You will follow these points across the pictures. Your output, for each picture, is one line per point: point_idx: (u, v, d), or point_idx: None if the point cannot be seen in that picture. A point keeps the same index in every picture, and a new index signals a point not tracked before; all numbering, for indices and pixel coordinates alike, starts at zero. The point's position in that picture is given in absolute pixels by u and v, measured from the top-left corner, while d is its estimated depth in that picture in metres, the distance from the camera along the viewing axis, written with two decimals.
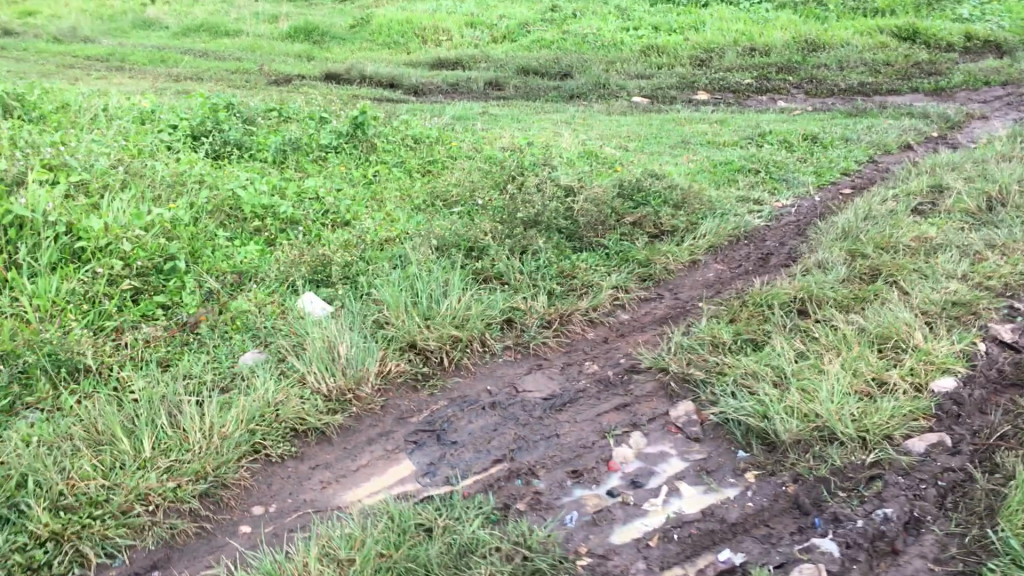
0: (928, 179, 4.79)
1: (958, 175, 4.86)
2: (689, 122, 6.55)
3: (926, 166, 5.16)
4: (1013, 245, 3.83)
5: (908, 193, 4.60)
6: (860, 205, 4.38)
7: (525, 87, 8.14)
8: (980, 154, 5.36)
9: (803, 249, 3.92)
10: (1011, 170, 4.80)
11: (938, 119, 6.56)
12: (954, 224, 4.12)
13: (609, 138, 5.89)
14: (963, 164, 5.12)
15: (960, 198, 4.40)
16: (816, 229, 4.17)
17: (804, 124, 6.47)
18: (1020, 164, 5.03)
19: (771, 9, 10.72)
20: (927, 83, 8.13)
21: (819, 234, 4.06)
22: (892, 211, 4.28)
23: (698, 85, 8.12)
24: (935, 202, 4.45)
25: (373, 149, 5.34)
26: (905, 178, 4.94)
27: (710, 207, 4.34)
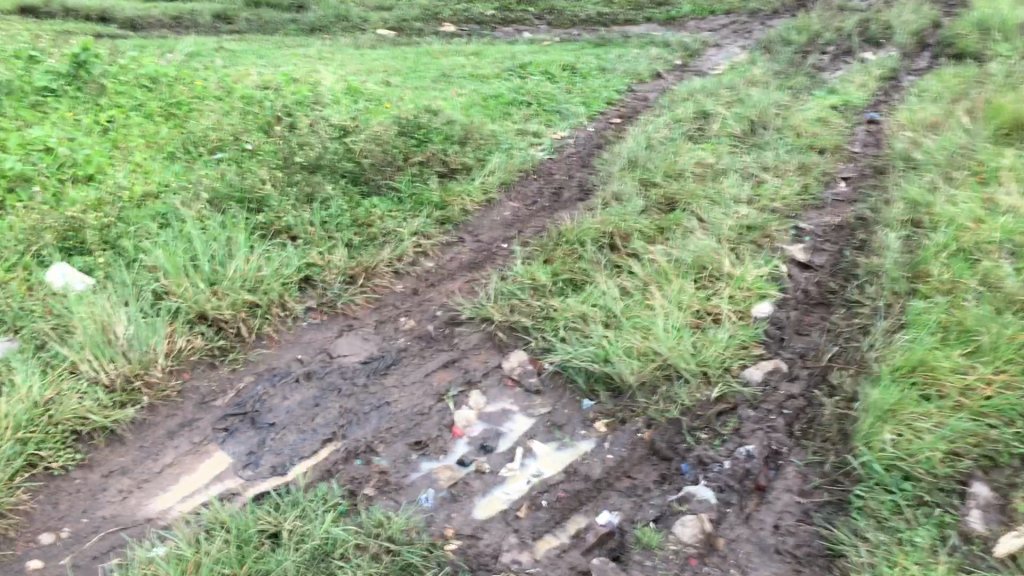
0: (692, 106, 4.88)
1: (716, 101, 4.99)
2: (445, 54, 6.27)
3: (684, 95, 5.26)
4: (786, 167, 3.97)
5: (677, 120, 4.66)
6: (637, 134, 4.39)
7: (258, 19, 7.44)
8: (729, 81, 5.55)
9: (594, 181, 3.87)
10: (763, 96, 4.99)
11: (680, 48, 6.75)
12: (727, 147, 4.17)
13: (365, 73, 5.51)
14: (717, 91, 5.27)
15: (726, 123, 4.50)
16: (601, 160, 4.12)
17: (559, 53, 6.39)
18: (767, 89, 5.25)
19: None
20: (661, 11, 8.22)
21: (605, 165, 4.01)
22: (668, 139, 4.31)
23: (442, 17, 7.75)
24: (704, 127, 4.52)
25: (103, 91, 4.63)
26: (669, 107, 5.01)
27: (493, 141, 4.17)
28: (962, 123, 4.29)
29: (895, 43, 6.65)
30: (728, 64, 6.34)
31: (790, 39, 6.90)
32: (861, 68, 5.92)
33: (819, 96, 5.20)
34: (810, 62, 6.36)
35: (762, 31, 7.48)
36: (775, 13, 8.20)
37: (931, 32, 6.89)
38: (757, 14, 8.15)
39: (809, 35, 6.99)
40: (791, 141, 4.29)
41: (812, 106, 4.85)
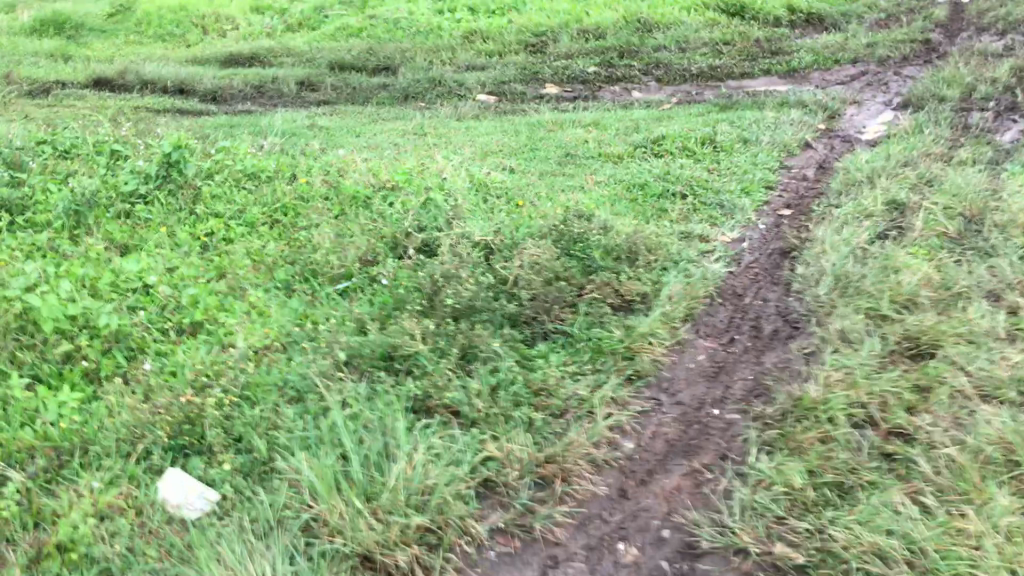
0: (876, 191, 4.08)
1: (902, 182, 4.18)
2: (561, 126, 5.54)
3: (857, 173, 4.46)
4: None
5: (867, 215, 3.84)
6: (829, 234, 3.63)
7: (343, 85, 6.74)
8: (900, 153, 4.74)
9: (797, 307, 3.15)
10: (958, 175, 4.16)
11: (819, 109, 5.94)
12: (944, 259, 3.33)
13: (480, 159, 4.82)
14: (894, 167, 4.45)
15: (934, 214, 3.70)
16: (795, 276, 3.38)
17: (688, 121, 5.62)
18: (953, 166, 4.44)
19: None
20: (779, 61, 7.38)
21: (806, 284, 3.27)
22: (870, 242, 3.54)
23: (543, 76, 6.97)
24: (903, 224, 3.71)
25: (199, 196, 3.98)
26: (845, 193, 4.23)
27: (666, 256, 3.45)
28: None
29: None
30: (881, 133, 5.51)
31: (942, 93, 6.04)
32: None
33: (1019, 173, 4.36)
34: (976, 122, 5.46)
35: (900, 86, 6.66)
36: (907, 61, 7.33)
37: None
38: (887, 61, 7.28)
39: (963, 87, 6.11)
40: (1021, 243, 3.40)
41: None
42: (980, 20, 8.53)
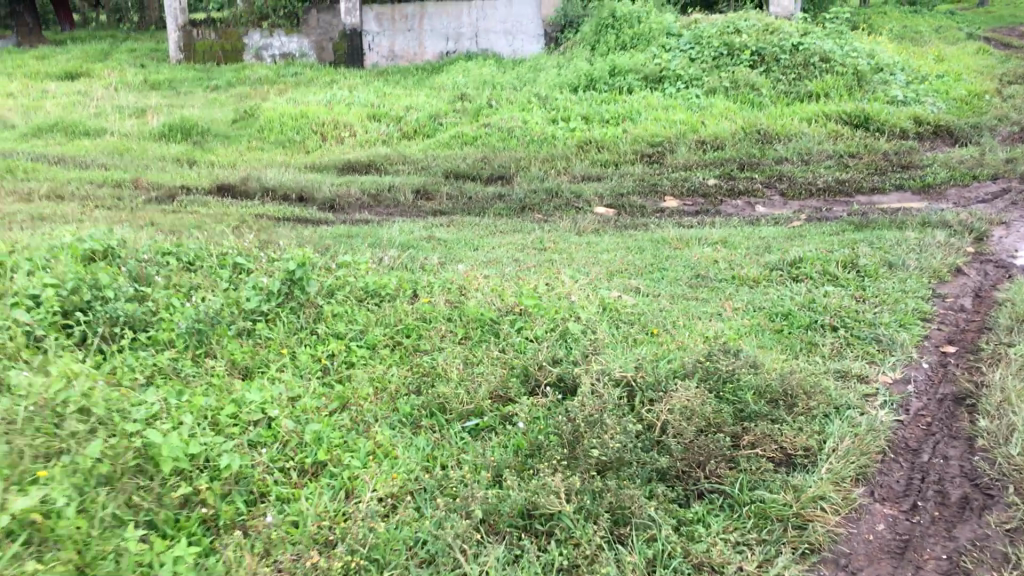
0: None
1: None
2: (686, 244, 5.19)
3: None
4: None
5: None
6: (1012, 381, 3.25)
7: (459, 194, 6.64)
8: None
9: (988, 470, 2.77)
10: None
11: (963, 230, 5.52)
12: None
13: (602, 280, 4.46)
14: None
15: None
16: (978, 429, 3.00)
17: (824, 240, 5.28)
18: None
19: (703, 93, 9.30)
20: (912, 176, 6.96)
21: (995, 442, 2.88)
22: None
23: (661, 189, 6.67)
24: None
25: (321, 314, 3.85)
26: (1016, 331, 3.82)
27: (830, 399, 3.08)
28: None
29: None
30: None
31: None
32: None
33: None
34: None
35: None
36: None
37: None
38: None
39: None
40: None
41: None
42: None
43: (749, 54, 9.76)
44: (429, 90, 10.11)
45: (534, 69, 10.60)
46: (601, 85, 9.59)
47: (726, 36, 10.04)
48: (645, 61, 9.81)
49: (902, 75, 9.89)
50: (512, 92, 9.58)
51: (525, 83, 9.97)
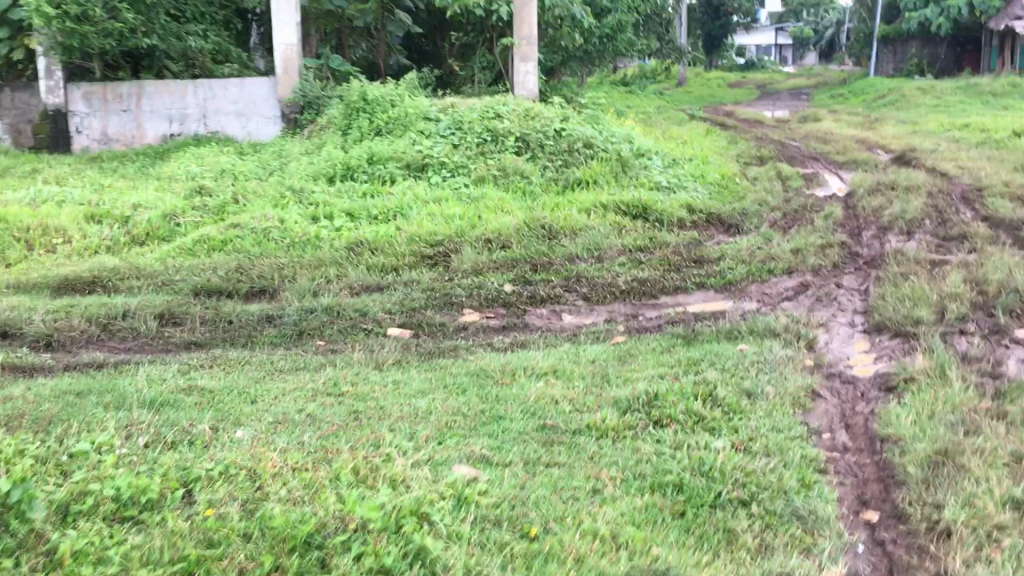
0: (979, 501, 3.11)
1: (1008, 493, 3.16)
2: (513, 378, 4.36)
3: (926, 462, 3.39)
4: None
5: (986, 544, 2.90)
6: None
7: (215, 317, 5.43)
8: (943, 423, 3.72)
9: None
10: None
11: (790, 337, 4.96)
12: None
13: (437, 449, 3.50)
14: (966, 453, 3.45)
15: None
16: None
17: (659, 361, 4.60)
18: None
19: (471, 182, 8.58)
20: (710, 272, 6.43)
21: None
22: None
23: (457, 300, 5.82)
24: None
25: (53, 558, 2.54)
26: (936, 488, 3.21)
27: None
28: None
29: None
30: (883, 374, 4.43)
31: (914, 314, 5.13)
32: None
33: None
34: (989, 357, 4.54)
35: (853, 301, 5.73)
36: (840, 269, 6.50)
37: None
38: (822, 271, 6.43)
39: (932, 306, 5.26)
40: None
41: None
42: (878, 219, 7.84)
43: (514, 140, 9.30)
44: (157, 181, 8.71)
45: (279, 157, 9.50)
46: (360, 175, 8.61)
47: (487, 122, 9.52)
48: (405, 149, 8.98)
49: (661, 162, 9.74)
50: (259, 184, 8.41)
51: (272, 174, 8.85)
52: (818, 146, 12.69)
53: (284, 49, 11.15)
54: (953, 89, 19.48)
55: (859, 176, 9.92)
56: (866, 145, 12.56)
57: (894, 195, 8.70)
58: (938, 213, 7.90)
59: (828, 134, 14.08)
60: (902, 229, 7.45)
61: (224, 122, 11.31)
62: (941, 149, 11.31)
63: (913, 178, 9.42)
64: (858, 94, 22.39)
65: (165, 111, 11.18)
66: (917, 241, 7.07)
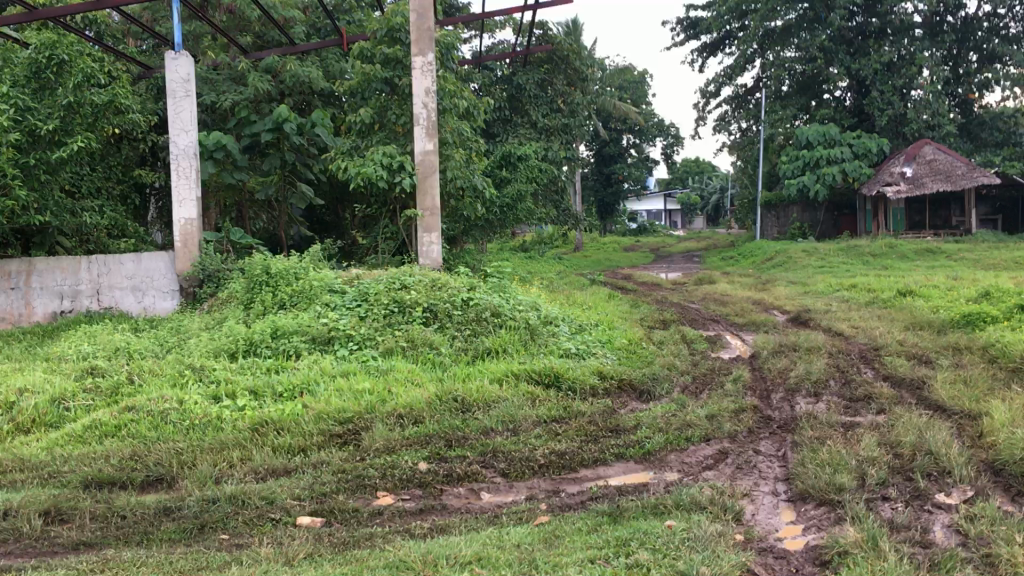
0: None
1: None
2: (436, 568, 4.09)
3: None
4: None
5: None
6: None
7: (106, 512, 5.01)
8: None
9: None
10: None
11: (717, 510, 4.85)
12: None
13: None
14: None
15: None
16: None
17: (587, 542, 4.40)
18: None
19: (379, 354, 8.38)
20: (628, 441, 6.33)
21: None
22: None
23: (370, 482, 5.53)
24: None
25: None
26: None
27: None
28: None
29: (965, 474, 5.13)
30: (815, 546, 4.34)
31: (836, 479, 5.11)
32: (1006, 529, 4.33)
33: None
34: (914, 525, 4.51)
35: (773, 468, 5.68)
36: (755, 434, 6.50)
37: (983, 453, 5.52)
38: (738, 436, 6.42)
39: (851, 471, 5.25)
40: None
41: None
42: (785, 381, 7.95)
43: (421, 311, 9.23)
44: (46, 361, 8.27)
45: (178, 333, 9.18)
46: (264, 349, 8.33)
47: (394, 294, 9.45)
48: (311, 321, 8.78)
49: (569, 329, 9.80)
50: (156, 362, 8.05)
51: (170, 352, 8.50)
52: (717, 307, 13.03)
53: (183, 223, 10.98)
54: (835, 250, 20.54)
55: (761, 337, 10.15)
56: (762, 306, 12.94)
57: (796, 355, 8.90)
58: (841, 373, 8.07)
59: (725, 296, 14.51)
60: (810, 390, 7.56)
61: (119, 297, 10.99)
62: (834, 309, 11.75)
63: (812, 338, 9.70)
64: (747, 256, 23.36)
65: (57, 287, 10.88)
66: (826, 403, 7.16)
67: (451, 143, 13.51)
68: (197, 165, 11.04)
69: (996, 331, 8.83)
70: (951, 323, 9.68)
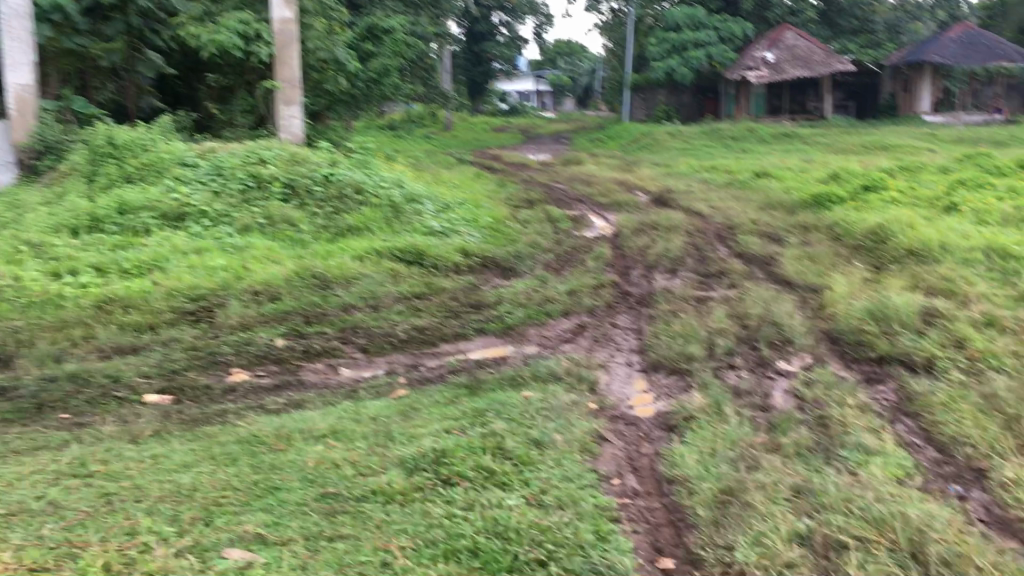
0: (759, 539, 3.22)
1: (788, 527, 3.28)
2: (290, 441, 4.03)
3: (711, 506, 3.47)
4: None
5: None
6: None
7: None
8: (721, 463, 3.82)
9: None
10: (832, 500, 3.45)
11: (574, 380, 4.95)
12: None
13: (205, 532, 3.14)
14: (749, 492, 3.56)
15: (878, 556, 3.08)
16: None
17: (443, 413, 4.42)
18: (804, 477, 3.68)
19: (235, 232, 8.07)
20: (489, 316, 6.36)
21: None
22: None
23: (223, 359, 5.37)
24: None
25: None
26: (727, 527, 3.33)
27: None
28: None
29: (805, 343, 5.39)
30: (664, 412, 4.52)
31: (687, 350, 5.29)
32: (839, 392, 4.59)
33: (873, 473, 3.70)
34: (755, 389, 4.74)
35: (628, 340, 5.84)
36: (613, 308, 6.64)
37: (823, 323, 5.81)
38: (596, 311, 6.55)
39: (701, 342, 5.45)
40: None
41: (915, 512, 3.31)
42: (643, 258, 8.11)
43: (280, 186, 8.91)
44: None
45: (14, 207, 8.57)
46: (110, 225, 7.86)
47: (250, 167, 9.05)
48: (160, 196, 8.33)
49: (433, 206, 9.66)
50: None
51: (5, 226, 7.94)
52: (581, 188, 13.11)
53: (17, 89, 10.16)
54: (698, 133, 20.93)
55: (623, 216, 10.29)
56: (626, 186, 13.12)
57: (656, 234, 9.08)
58: (697, 251, 8.29)
59: (590, 176, 14.61)
60: (667, 267, 7.74)
61: None
62: (694, 190, 12.01)
63: (672, 217, 9.92)
64: (614, 138, 23.54)
65: None
66: (682, 278, 7.35)
67: (311, 12, 12.85)
68: (30, 26, 10.16)
69: (842, 210, 9.23)
70: (802, 203, 10.04)
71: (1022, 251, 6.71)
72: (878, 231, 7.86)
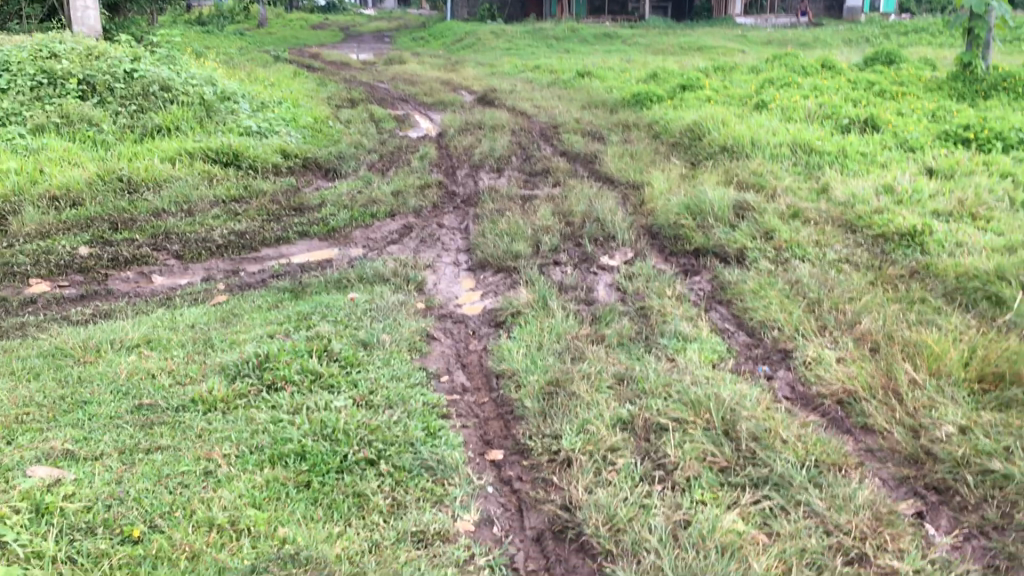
0: (584, 426, 3.32)
1: (610, 414, 3.39)
2: (99, 354, 3.79)
3: (536, 399, 3.54)
4: (876, 506, 2.84)
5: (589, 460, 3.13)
6: (610, 500, 2.88)
7: None
8: (547, 357, 3.89)
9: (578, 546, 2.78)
10: (652, 386, 3.59)
11: (400, 281, 4.89)
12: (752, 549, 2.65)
13: (6, 451, 2.92)
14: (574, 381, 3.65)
15: (694, 436, 3.23)
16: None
17: (266, 319, 4.27)
18: (626, 365, 3.80)
19: (26, 133, 7.40)
20: (312, 219, 6.16)
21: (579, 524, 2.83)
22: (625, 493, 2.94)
23: (20, 270, 4.96)
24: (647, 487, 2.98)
25: None
26: (553, 416, 3.41)
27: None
28: (952, 402, 3.39)
29: (627, 238, 5.53)
30: (491, 310, 4.54)
31: (513, 248, 5.31)
32: (659, 284, 4.74)
33: (689, 358, 3.87)
34: (579, 284, 4.83)
35: (454, 240, 5.82)
36: (439, 208, 6.58)
37: (644, 219, 5.96)
38: (423, 211, 6.46)
39: (527, 240, 5.48)
40: (792, 504, 2.88)
41: (728, 393, 3.50)
42: (469, 158, 8.04)
43: (76, 82, 8.20)
44: None
45: None
46: None
47: (40, 62, 8.26)
48: None
49: (248, 105, 9.18)
50: None
51: None
52: (405, 87, 12.81)
53: None
54: (523, 33, 20.79)
55: (448, 116, 10.14)
56: (450, 86, 12.92)
57: (481, 133, 9.01)
58: (522, 150, 8.29)
59: (414, 76, 14.28)
60: (493, 167, 7.71)
61: None
62: (518, 89, 11.96)
63: (497, 116, 9.86)
64: (438, 37, 23.06)
65: None
66: (508, 178, 7.35)
67: None
68: None
69: (661, 109, 9.44)
70: (623, 102, 10.20)
71: (824, 147, 7.08)
72: (694, 129, 8.09)
